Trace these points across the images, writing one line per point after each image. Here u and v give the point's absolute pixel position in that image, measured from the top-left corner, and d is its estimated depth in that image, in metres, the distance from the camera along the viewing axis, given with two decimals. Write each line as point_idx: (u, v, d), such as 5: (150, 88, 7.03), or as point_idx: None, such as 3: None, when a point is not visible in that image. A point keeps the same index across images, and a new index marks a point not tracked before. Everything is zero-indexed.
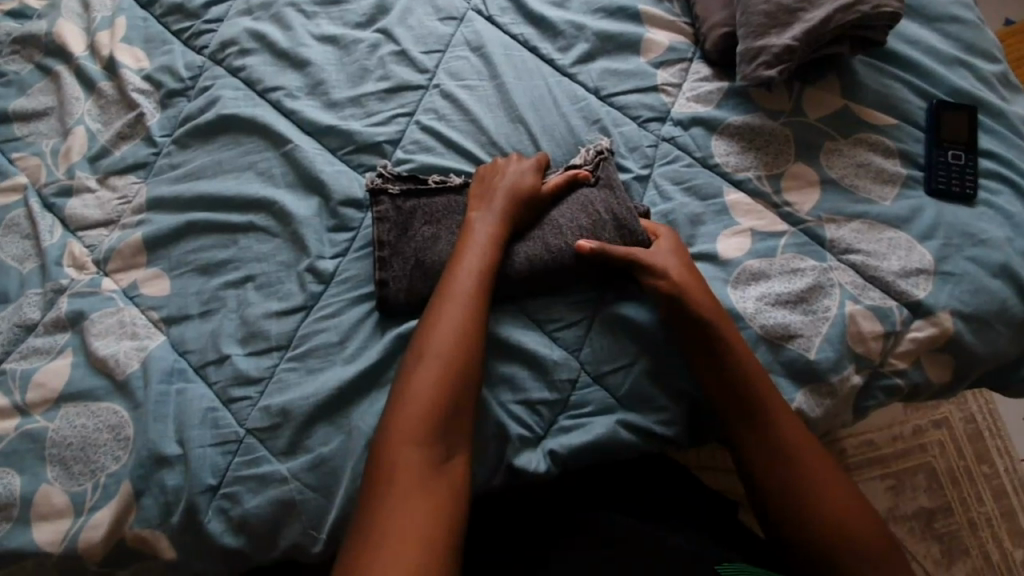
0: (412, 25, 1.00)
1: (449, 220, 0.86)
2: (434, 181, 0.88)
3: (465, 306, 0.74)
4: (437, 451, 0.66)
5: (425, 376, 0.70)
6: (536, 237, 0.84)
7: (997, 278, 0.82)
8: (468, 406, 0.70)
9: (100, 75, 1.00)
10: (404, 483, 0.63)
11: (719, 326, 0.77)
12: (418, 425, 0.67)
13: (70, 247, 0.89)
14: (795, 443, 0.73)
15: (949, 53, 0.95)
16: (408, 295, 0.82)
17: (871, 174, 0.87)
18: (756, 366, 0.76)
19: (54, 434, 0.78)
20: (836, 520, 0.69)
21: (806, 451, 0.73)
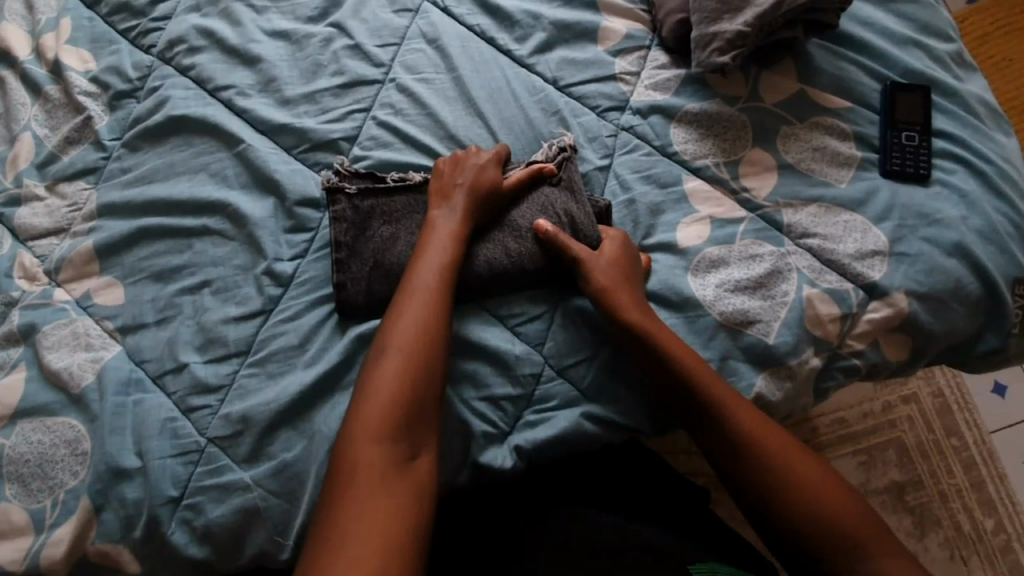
0: (365, 18, 0.97)
1: (409, 219, 0.85)
2: (394, 179, 0.87)
3: (426, 307, 0.74)
4: (395, 448, 0.66)
5: (385, 374, 0.69)
6: (497, 236, 0.83)
7: (952, 257, 0.83)
8: (427, 405, 0.70)
9: (44, 78, 0.97)
10: (360, 483, 0.63)
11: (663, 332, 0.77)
12: (375, 425, 0.66)
13: (21, 258, 0.87)
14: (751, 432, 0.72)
15: (903, 34, 0.95)
16: (368, 296, 0.81)
17: (827, 157, 0.88)
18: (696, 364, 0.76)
19: (10, 450, 0.76)
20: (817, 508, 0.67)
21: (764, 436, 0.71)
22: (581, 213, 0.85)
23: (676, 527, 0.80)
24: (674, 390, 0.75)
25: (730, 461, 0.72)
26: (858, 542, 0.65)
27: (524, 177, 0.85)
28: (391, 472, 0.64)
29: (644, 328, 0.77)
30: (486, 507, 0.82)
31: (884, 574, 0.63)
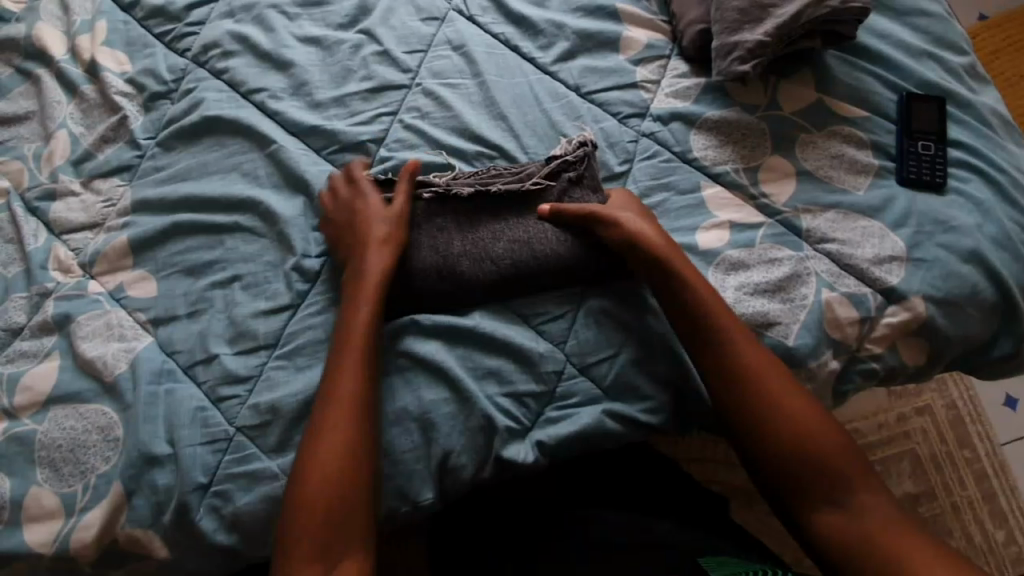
0: (394, 25, 1.00)
1: (431, 222, 0.86)
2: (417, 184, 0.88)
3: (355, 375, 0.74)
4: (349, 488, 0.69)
5: (338, 414, 0.72)
6: (460, 244, 0.84)
7: (967, 263, 0.85)
8: (367, 440, 0.72)
9: (82, 78, 1.00)
10: (318, 516, 0.67)
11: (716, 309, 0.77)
12: (333, 465, 0.69)
13: (56, 251, 0.89)
14: (754, 369, 0.73)
15: (919, 47, 0.97)
16: (397, 299, 0.83)
17: (845, 165, 0.90)
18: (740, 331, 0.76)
19: (43, 436, 0.78)
20: (804, 444, 0.70)
21: (765, 374, 0.73)
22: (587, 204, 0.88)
23: (695, 524, 0.80)
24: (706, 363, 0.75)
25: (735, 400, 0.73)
26: (850, 485, 0.68)
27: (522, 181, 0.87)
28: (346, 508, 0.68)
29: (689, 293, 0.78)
30: (506, 512, 0.84)
31: (858, 506, 0.67)
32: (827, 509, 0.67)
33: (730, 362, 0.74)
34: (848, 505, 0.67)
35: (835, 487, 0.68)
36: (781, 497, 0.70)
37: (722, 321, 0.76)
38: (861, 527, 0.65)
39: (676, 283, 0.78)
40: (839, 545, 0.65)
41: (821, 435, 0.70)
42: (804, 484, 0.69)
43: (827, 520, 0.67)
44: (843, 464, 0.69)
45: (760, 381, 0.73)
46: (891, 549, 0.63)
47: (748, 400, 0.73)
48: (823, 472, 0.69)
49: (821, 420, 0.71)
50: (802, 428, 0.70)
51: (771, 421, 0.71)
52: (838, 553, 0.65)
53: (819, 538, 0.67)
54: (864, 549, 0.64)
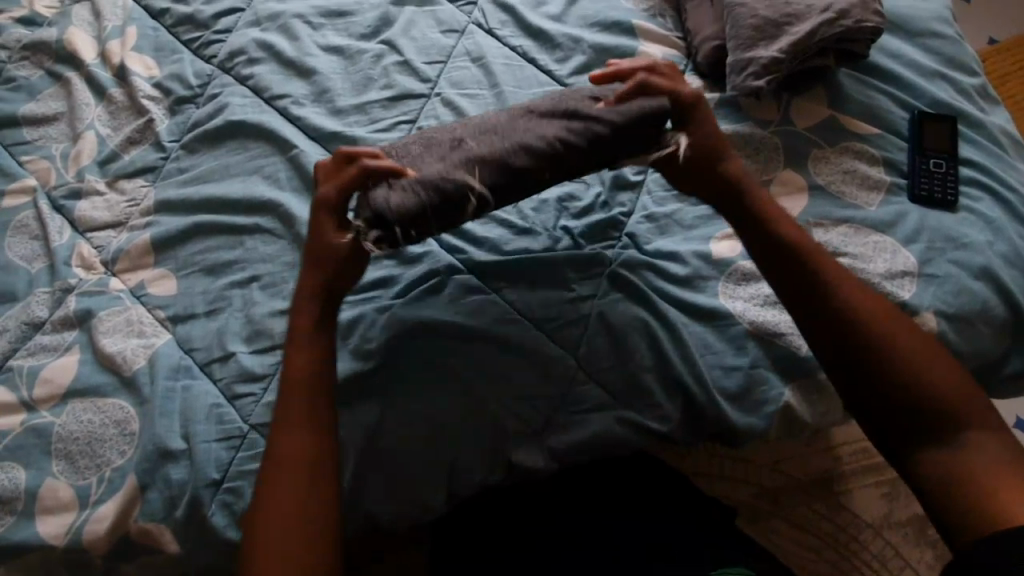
0: (415, 36, 1.03)
1: None
2: (418, 213, 0.71)
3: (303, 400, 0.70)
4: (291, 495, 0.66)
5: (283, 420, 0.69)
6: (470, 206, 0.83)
7: (978, 279, 0.85)
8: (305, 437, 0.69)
9: (110, 82, 1.03)
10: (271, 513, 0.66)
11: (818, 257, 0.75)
12: (296, 451, 0.68)
13: (79, 248, 0.91)
14: (869, 304, 0.72)
15: (930, 67, 0.99)
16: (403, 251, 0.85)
17: (857, 180, 0.91)
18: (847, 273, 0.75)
19: (60, 428, 0.79)
20: (917, 377, 0.68)
21: (879, 309, 0.72)
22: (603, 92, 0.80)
23: (696, 531, 0.82)
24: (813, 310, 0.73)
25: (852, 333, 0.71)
26: (965, 424, 0.66)
27: (543, 156, 0.74)
28: (298, 501, 0.66)
29: (782, 242, 0.76)
30: (510, 512, 0.85)
31: (973, 443, 0.65)
32: (940, 447, 0.66)
33: (841, 313, 0.71)
34: (962, 447, 0.65)
35: (950, 429, 0.66)
36: (896, 437, 0.68)
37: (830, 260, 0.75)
38: (976, 466, 0.64)
39: (774, 230, 0.77)
40: (947, 489, 0.64)
41: (942, 377, 0.69)
42: (922, 422, 0.67)
43: (938, 463, 0.65)
44: (961, 406, 0.67)
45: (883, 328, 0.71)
46: (1005, 497, 0.62)
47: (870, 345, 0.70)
48: (943, 407, 0.67)
49: (941, 364, 0.69)
50: (921, 369, 0.69)
51: (882, 366, 0.69)
52: (950, 496, 0.64)
53: (930, 481, 0.65)
54: (974, 493, 0.63)
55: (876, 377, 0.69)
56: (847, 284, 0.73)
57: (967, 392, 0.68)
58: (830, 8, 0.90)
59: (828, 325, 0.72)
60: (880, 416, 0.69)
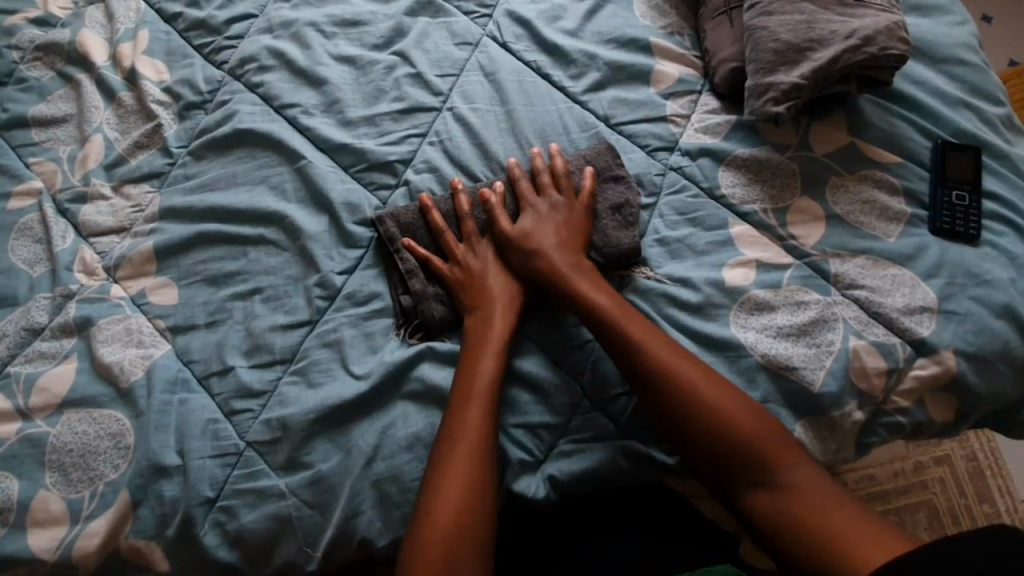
0: (428, 48, 1.02)
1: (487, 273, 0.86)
2: (457, 317, 0.85)
3: (472, 454, 0.71)
4: (456, 482, 0.69)
5: (466, 409, 0.74)
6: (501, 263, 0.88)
7: (1001, 318, 0.83)
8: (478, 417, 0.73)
9: (120, 85, 1.02)
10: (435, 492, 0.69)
11: (616, 316, 0.78)
12: (450, 498, 0.68)
13: (82, 253, 0.90)
14: (665, 359, 0.75)
15: (954, 95, 0.96)
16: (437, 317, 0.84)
17: (876, 211, 0.88)
18: (645, 328, 0.78)
19: (55, 439, 0.78)
20: (717, 425, 0.72)
21: (671, 358, 0.75)
22: (614, 194, 0.89)
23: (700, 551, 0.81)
24: (643, 383, 0.75)
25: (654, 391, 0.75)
26: (773, 463, 0.70)
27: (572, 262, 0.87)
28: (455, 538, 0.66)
29: (599, 301, 0.80)
30: (512, 545, 0.81)
31: (788, 481, 0.69)
32: (760, 493, 0.70)
33: (650, 373, 0.75)
34: (779, 488, 0.69)
35: (768, 471, 0.70)
36: (722, 486, 0.72)
37: (626, 317, 0.78)
38: (801, 505, 0.67)
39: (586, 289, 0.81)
40: (785, 533, 0.67)
41: (739, 415, 0.72)
42: (738, 470, 0.71)
43: (768, 501, 0.69)
44: (760, 448, 0.71)
45: (696, 387, 0.73)
46: (835, 528, 0.64)
47: (676, 416, 0.73)
48: (754, 455, 0.71)
49: (738, 402, 0.73)
50: (722, 418, 0.72)
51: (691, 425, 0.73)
52: (791, 540, 0.66)
53: (769, 522, 0.68)
54: (817, 530, 0.65)
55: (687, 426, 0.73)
56: (653, 339, 0.77)
57: (766, 430, 0.72)
58: (855, 33, 0.87)
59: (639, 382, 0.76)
60: (705, 471, 0.73)
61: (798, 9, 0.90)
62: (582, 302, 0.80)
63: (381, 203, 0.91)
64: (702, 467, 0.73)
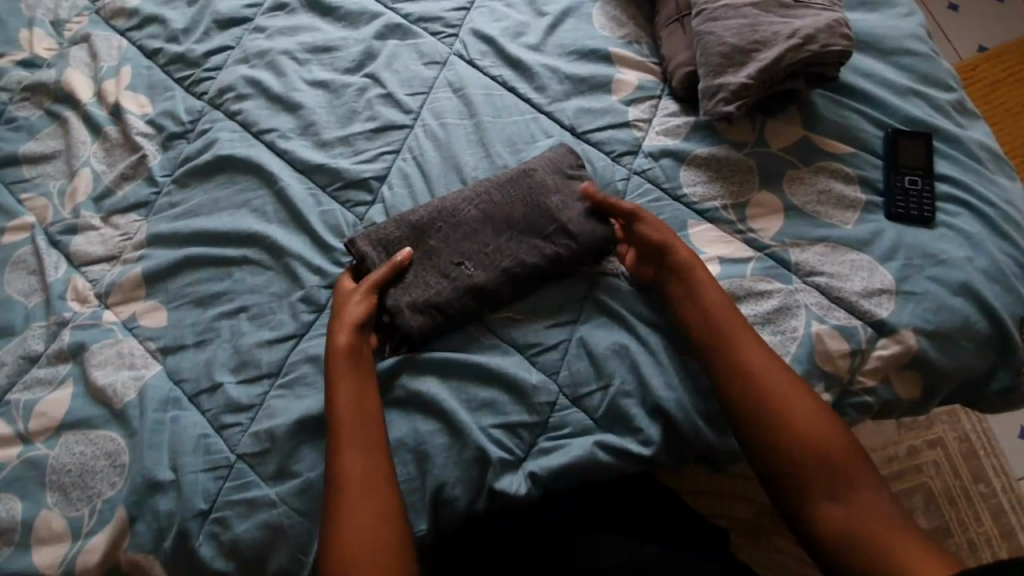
0: (398, 69, 1.06)
1: (456, 275, 0.87)
2: (434, 323, 0.86)
3: (362, 451, 0.75)
4: (354, 471, 0.74)
5: (338, 416, 0.77)
6: (467, 263, 0.88)
7: (957, 296, 0.86)
8: (377, 430, 0.77)
9: (105, 120, 1.06)
10: (351, 491, 0.73)
11: (723, 318, 0.82)
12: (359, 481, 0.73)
13: (74, 282, 0.94)
14: (763, 361, 0.79)
15: (904, 85, 1.00)
16: (416, 321, 0.85)
17: (832, 200, 0.92)
18: (744, 325, 0.82)
19: (53, 461, 0.81)
20: (795, 435, 0.75)
21: (769, 361, 0.79)
22: (578, 188, 0.93)
23: (686, 551, 0.81)
24: (735, 381, 0.79)
25: (761, 387, 0.77)
26: (845, 479, 0.72)
27: (546, 257, 0.88)
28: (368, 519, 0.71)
29: (716, 302, 0.83)
30: (502, 544, 0.84)
31: (852, 497, 0.71)
32: (824, 503, 0.72)
33: (751, 369, 0.78)
34: (847, 502, 0.71)
35: (842, 486, 0.72)
36: (785, 496, 0.74)
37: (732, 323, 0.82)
38: (865, 524, 0.69)
39: (695, 287, 0.84)
40: (854, 555, 0.68)
41: (819, 428, 0.75)
42: (809, 480, 0.73)
43: (836, 517, 0.71)
44: (836, 460, 0.73)
45: (756, 381, 0.78)
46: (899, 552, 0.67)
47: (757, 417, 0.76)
48: (823, 467, 0.73)
49: (814, 411, 0.76)
50: (798, 427, 0.75)
51: (777, 428, 0.75)
52: (860, 557, 0.68)
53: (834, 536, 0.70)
54: (870, 554, 0.68)
55: (773, 429, 0.75)
56: (757, 346, 0.80)
57: (839, 441, 0.74)
58: (797, 33, 0.91)
59: (746, 372, 0.78)
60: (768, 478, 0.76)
61: (743, 13, 0.95)
62: (697, 306, 0.83)
63: (358, 220, 0.95)
64: (770, 474, 0.75)
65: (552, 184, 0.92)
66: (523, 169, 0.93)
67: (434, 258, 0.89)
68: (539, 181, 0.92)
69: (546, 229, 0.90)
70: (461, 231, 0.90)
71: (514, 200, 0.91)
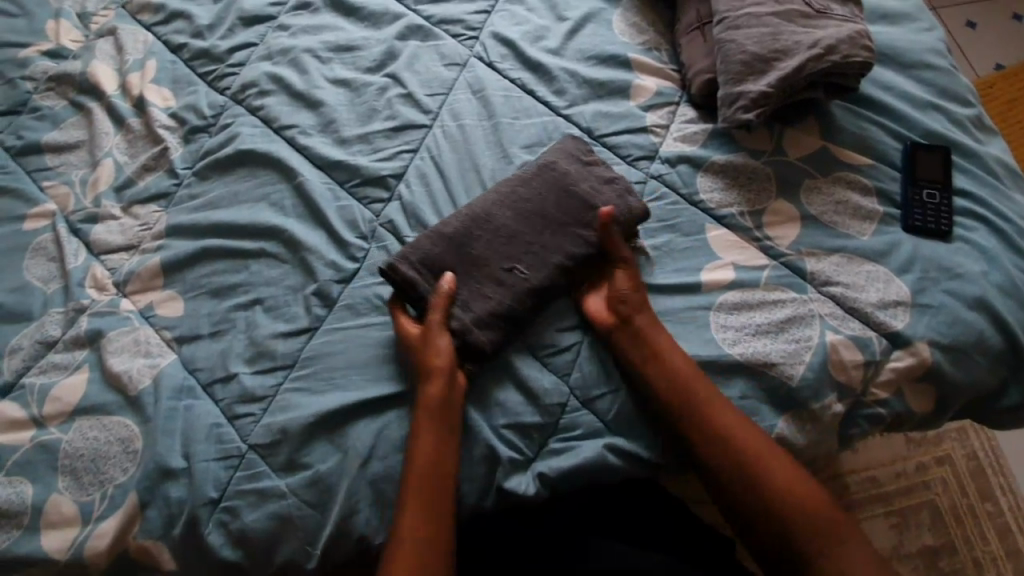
0: (418, 69, 1.07)
1: (513, 277, 0.87)
2: (503, 331, 0.85)
3: (427, 489, 0.75)
4: (417, 508, 0.74)
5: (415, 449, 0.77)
6: (521, 263, 0.87)
7: (973, 310, 0.85)
8: (448, 463, 0.77)
9: (129, 112, 1.08)
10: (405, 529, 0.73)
11: (680, 370, 0.82)
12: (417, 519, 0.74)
13: (93, 269, 0.95)
14: (719, 421, 0.80)
15: (923, 98, 1.00)
16: (486, 334, 0.84)
17: (849, 211, 0.92)
18: (700, 374, 0.82)
19: (67, 445, 0.82)
20: (766, 496, 0.76)
21: (722, 416, 0.80)
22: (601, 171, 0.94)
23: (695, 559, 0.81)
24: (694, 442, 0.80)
25: (713, 451, 0.79)
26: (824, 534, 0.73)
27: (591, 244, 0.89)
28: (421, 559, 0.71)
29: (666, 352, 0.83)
30: (507, 546, 0.83)
31: (836, 550, 0.72)
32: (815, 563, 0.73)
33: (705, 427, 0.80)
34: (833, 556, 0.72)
35: (823, 540, 0.73)
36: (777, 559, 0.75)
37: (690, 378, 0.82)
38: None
39: (648, 337, 0.84)
40: None
41: (796, 482, 0.76)
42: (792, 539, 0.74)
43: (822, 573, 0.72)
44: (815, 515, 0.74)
45: (709, 441, 0.80)
46: None
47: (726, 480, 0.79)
48: (803, 525, 0.74)
49: (781, 464, 0.77)
50: (765, 485, 0.76)
51: (748, 491, 0.77)
52: None
53: None
54: None
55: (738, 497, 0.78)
56: (711, 400, 0.81)
57: (815, 496, 0.76)
58: (818, 43, 0.91)
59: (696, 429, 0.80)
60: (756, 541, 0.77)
61: (764, 22, 0.95)
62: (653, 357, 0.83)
63: (374, 216, 0.96)
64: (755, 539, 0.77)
65: (575, 173, 0.93)
66: (545, 165, 0.93)
67: (483, 264, 0.87)
68: (563, 172, 0.93)
69: (583, 213, 0.90)
70: (506, 235, 0.89)
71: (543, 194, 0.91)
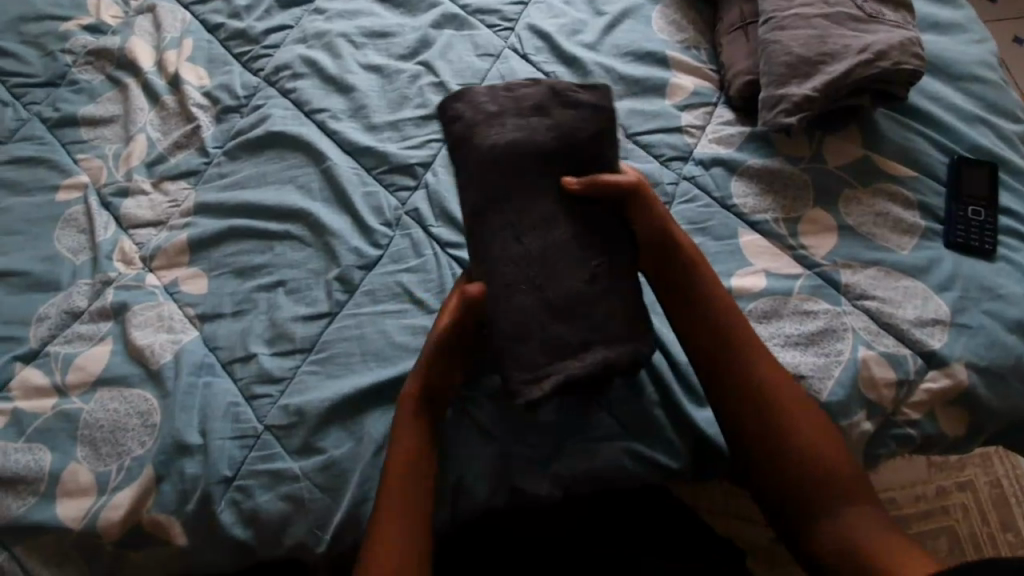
0: (452, 59, 1.06)
1: (605, 282, 0.79)
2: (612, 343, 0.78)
3: (414, 473, 0.75)
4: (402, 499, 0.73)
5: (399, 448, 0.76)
6: (592, 258, 0.79)
7: (1014, 334, 0.82)
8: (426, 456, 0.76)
9: (164, 88, 1.09)
10: (394, 509, 0.73)
11: (728, 318, 0.80)
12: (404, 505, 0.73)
13: (122, 243, 0.96)
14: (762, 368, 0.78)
15: (971, 111, 0.96)
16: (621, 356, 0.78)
17: (889, 224, 0.89)
18: (745, 326, 0.81)
19: (87, 415, 0.83)
20: (791, 450, 0.74)
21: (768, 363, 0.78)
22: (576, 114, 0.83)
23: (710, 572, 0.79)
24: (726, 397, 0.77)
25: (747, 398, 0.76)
26: (845, 496, 0.71)
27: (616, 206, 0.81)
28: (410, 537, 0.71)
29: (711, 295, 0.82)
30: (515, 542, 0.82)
31: (852, 514, 0.70)
32: (824, 523, 0.70)
33: (751, 377, 0.77)
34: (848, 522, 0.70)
35: (837, 496, 0.71)
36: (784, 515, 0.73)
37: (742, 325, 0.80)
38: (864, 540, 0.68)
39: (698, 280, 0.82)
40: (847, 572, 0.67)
41: (820, 444, 0.74)
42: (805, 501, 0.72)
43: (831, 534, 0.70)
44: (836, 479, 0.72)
45: (753, 387, 0.77)
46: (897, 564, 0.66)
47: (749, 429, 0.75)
48: (821, 484, 0.72)
49: (810, 421, 0.75)
50: (789, 432, 0.74)
51: (775, 443, 0.74)
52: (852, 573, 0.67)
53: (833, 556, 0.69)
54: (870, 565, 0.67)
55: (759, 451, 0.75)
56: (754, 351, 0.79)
57: (840, 461, 0.74)
58: (868, 48, 0.89)
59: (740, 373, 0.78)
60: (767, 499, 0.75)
61: (811, 24, 0.93)
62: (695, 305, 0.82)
63: (400, 204, 0.95)
64: (770, 500, 0.74)
65: (562, 124, 0.82)
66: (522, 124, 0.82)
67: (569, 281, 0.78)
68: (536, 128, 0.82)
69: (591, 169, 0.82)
70: (566, 235, 0.79)
71: (551, 158, 0.81)
